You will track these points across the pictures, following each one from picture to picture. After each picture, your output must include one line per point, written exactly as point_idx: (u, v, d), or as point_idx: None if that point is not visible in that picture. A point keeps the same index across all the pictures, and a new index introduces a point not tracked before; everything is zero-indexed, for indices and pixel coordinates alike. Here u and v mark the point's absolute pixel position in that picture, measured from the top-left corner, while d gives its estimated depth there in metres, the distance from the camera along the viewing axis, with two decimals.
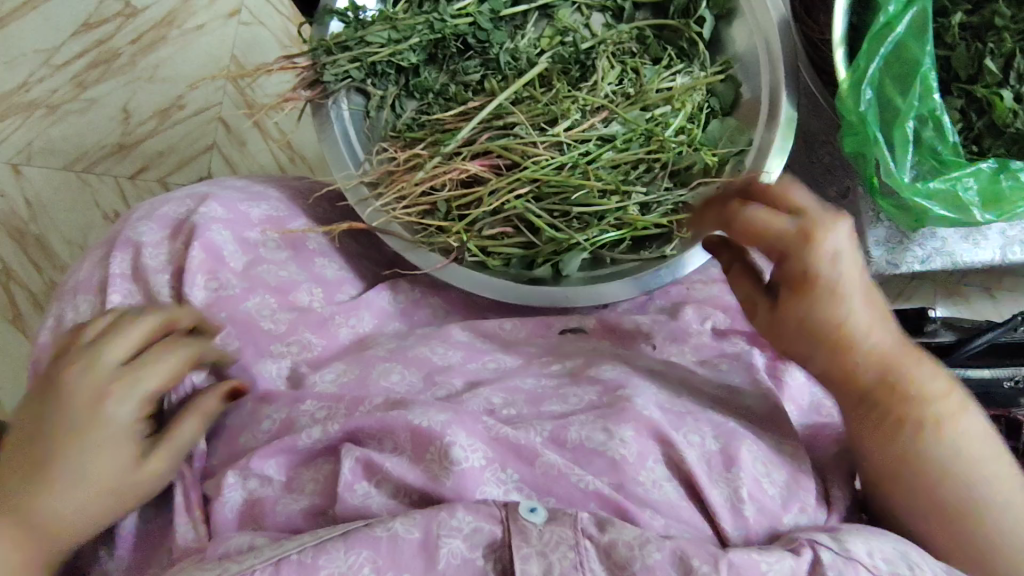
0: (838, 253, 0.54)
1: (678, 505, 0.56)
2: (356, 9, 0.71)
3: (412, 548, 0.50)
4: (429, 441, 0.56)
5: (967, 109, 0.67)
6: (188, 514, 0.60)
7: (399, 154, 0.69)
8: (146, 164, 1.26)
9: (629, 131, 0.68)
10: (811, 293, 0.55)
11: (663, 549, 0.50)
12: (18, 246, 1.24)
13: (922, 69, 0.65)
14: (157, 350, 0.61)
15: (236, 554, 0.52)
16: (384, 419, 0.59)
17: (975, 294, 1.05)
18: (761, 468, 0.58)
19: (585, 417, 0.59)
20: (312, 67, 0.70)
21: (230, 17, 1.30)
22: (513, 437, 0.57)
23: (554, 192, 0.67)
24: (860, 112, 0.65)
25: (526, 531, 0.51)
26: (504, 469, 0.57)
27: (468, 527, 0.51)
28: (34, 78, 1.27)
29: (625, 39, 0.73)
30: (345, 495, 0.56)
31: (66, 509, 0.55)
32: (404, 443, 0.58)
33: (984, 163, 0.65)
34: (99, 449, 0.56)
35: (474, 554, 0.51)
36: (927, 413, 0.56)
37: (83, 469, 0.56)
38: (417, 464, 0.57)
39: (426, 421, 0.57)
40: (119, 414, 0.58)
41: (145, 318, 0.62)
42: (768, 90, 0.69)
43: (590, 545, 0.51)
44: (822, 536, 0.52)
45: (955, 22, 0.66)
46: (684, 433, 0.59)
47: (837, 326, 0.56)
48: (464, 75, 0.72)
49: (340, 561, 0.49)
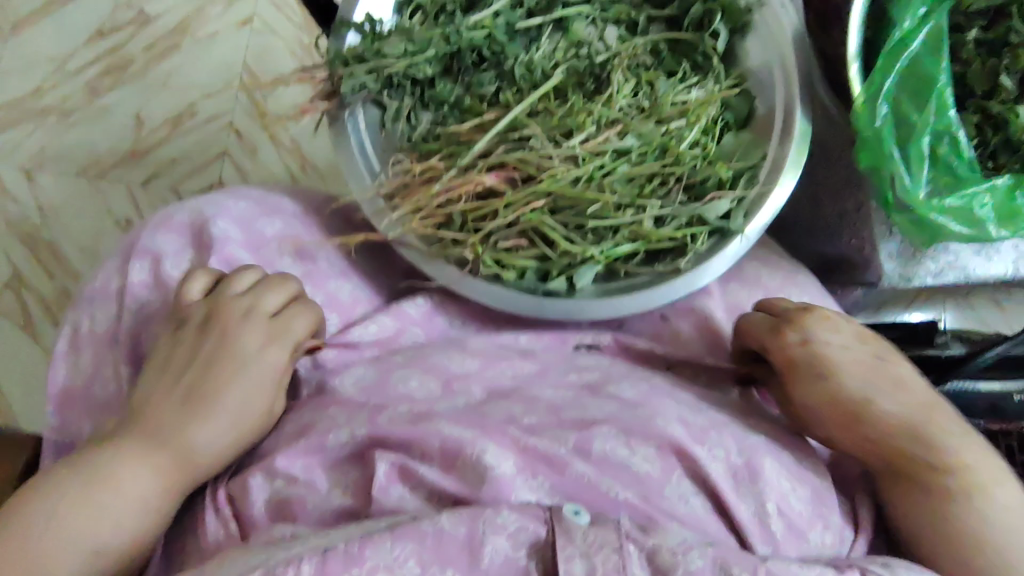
0: (826, 342, 0.64)
1: (702, 517, 0.57)
2: (372, 22, 0.72)
3: (456, 544, 0.51)
4: (461, 451, 0.58)
5: (983, 125, 0.67)
6: (220, 510, 0.60)
7: (415, 165, 0.70)
8: (155, 172, 1.27)
9: (644, 144, 0.69)
10: (800, 369, 0.64)
11: (706, 557, 0.50)
12: (30, 252, 1.24)
13: (938, 85, 0.65)
14: (294, 311, 0.66)
15: (280, 540, 0.54)
16: (412, 428, 0.60)
17: (985, 306, 1.05)
18: (785, 484, 0.59)
19: (607, 430, 0.59)
20: (329, 80, 0.71)
21: (242, 26, 1.31)
22: (539, 447, 0.58)
23: (570, 205, 0.68)
24: (876, 127, 0.66)
25: (570, 531, 0.51)
26: (535, 477, 0.57)
27: (513, 525, 0.52)
28: (47, 85, 1.28)
29: (641, 52, 0.73)
30: (381, 498, 0.57)
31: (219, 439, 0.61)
32: (432, 451, 0.59)
33: (999, 180, 0.65)
34: (241, 392, 0.62)
35: (517, 554, 0.51)
36: (950, 478, 0.58)
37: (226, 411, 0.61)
38: (450, 472, 0.58)
39: (455, 431, 0.59)
40: (274, 358, 0.64)
41: (282, 284, 0.67)
42: (782, 104, 0.70)
43: (634, 549, 0.51)
44: (873, 563, 0.53)
45: (971, 38, 0.66)
46: (708, 445, 0.60)
47: (835, 402, 0.62)
48: (479, 87, 0.72)
49: (387, 552, 0.49)
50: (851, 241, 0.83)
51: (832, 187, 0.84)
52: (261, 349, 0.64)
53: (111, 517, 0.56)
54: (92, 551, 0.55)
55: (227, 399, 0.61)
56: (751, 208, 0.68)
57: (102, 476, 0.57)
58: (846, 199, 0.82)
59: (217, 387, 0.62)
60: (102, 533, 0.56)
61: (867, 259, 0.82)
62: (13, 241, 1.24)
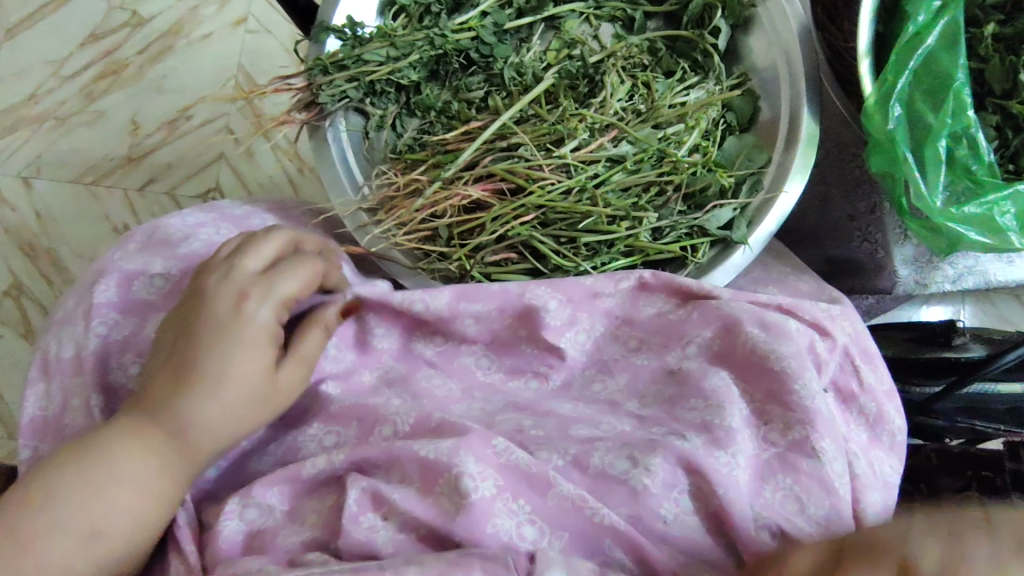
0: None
1: (698, 542, 0.55)
2: (353, 26, 0.68)
3: (424, 571, 0.49)
4: (439, 473, 0.55)
5: (1002, 125, 0.63)
6: (183, 549, 0.56)
7: (398, 178, 0.67)
8: (152, 178, 1.24)
9: (639, 151, 0.65)
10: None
11: None
12: (26, 260, 1.23)
13: (956, 84, 0.61)
14: (281, 267, 0.60)
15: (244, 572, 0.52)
16: (390, 449, 0.58)
17: (1006, 301, 1.00)
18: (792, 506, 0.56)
19: (611, 444, 0.58)
20: (307, 89, 0.68)
21: (235, 26, 1.28)
22: (525, 465, 0.56)
23: (560, 218, 0.64)
24: (887, 130, 0.61)
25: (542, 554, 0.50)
26: (516, 500, 0.55)
27: (482, 574, 0.49)
28: (43, 89, 1.26)
29: (636, 52, 0.69)
30: (349, 529, 0.55)
31: (223, 416, 0.55)
32: (412, 475, 0.57)
33: (1023, 185, 0.60)
34: (235, 359, 0.55)
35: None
36: None
37: (210, 372, 0.55)
38: (426, 496, 0.55)
39: (432, 451, 0.56)
40: (259, 316, 0.57)
41: (273, 238, 0.62)
42: (788, 109, 0.65)
43: None
44: None
45: (988, 33, 0.62)
46: (731, 451, 0.56)
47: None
48: (467, 91, 0.69)
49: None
50: (861, 244, 0.80)
51: (843, 186, 0.78)
52: (245, 308, 0.57)
53: (93, 512, 0.51)
54: (89, 531, 0.50)
55: (218, 373, 0.55)
56: (755, 216, 0.64)
57: (92, 476, 0.52)
58: (856, 202, 0.77)
59: (208, 350, 0.55)
60: (102, 511, 0.51)
61: (879, 263, 0.80)
62: (10, 248, 1.23)
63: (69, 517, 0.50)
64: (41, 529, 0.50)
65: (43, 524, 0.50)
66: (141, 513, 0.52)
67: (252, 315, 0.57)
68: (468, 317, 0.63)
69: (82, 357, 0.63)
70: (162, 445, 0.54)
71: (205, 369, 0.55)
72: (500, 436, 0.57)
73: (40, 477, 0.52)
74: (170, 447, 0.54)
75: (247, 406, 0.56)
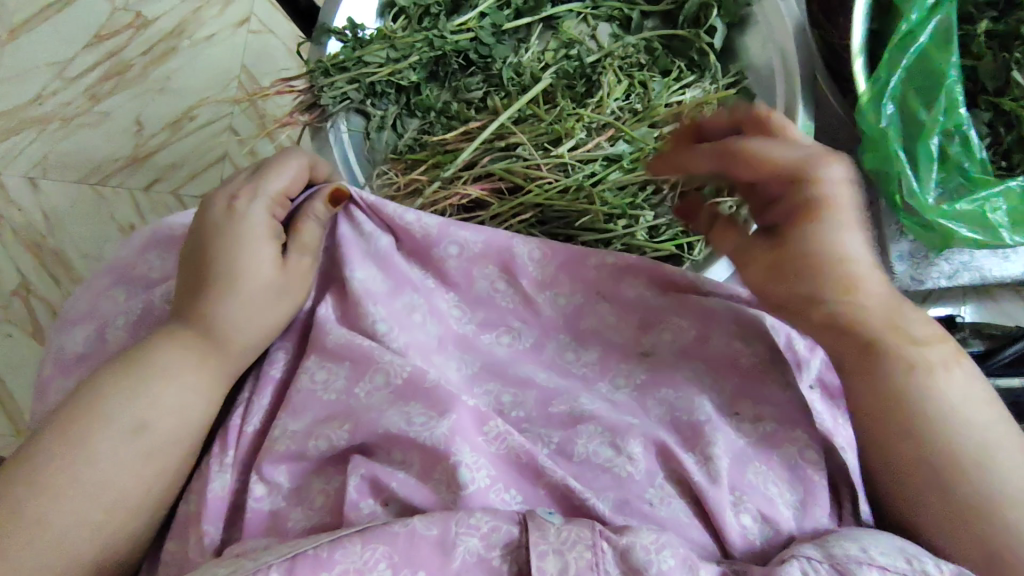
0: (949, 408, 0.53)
1: (684, 523, 0.56)
2: (354, 28, 0.69)
3: (428, 545, 0.51)
4: (439, 458, 0.56)
5: (995, 122, 0.64)
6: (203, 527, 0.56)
7: (400, 179, 0.69)
8: (157, 176, 1.25)
9: (636, 150, 0.66)
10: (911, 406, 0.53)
11: (677, 555, 0.50)
12: (34, 259, 1.24)
13: (949, 81, 0.62)
14: (275, 167, 0.62)
15: (252, 552, 0.53)
16: (388, 433, 0.57)
17: None
18: (772, 489, 0.57)
19: (594, 428, 0.59)
20: (309, 91, 0.69)
21: (238, 26, 1.29)
22: (515, 450, 0.58)
23: (558, 216, 0.66)
24: (882, 128, 0.62)
25: (543, 528, 0.52)
26: (509, 490, 0.57)
27: (487, 526, 0.52)
28: (48, 91, 1.28)
29: (632, 52, 0.70)
30: (351, 513, 0.55)
31: (247, 305, 0.58)
32: (412, 457, 0.57)
33: (1013, 182, 0.61)
34: (249, 251, 0.59)
35: (490, 554, 0.51)
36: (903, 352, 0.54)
37: (228, 269, 0.58)
38: (426, 482, 0.56)
39: (428, 437, 0.56)
40: (255, 212, 0.60)
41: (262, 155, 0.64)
42: (783, 107, 0.66)
43: (608, 546, 0.51)
44: (809, 549, 0.50)
45: (982, 30, 0.63)
46: (707, 451, 0.58)
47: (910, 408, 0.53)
48: (467, 92, 0.70)
49: (356, 555, 0.50)
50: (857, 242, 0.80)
51: (840, 183, 0.80)
52: (242, 207, 0.60)
53: (139, 404, 0.55)
54: (137, 423, 0.55)
55: (232, 269, 0.58)
56: None
57: (137, 371, 0.57)
58: None
59: (220, 249, 0.59)
60: (146, 405, 0.56)
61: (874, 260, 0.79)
62: (18, 248, 1.25)
63: (116, 415, 0.55)
64: (98, 418, 0.54)
65: (102, 419, 0.55)
66: (182, 402, 0.57)
67: (252, 211, 0.60)
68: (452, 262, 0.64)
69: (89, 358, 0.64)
70: (196, 339, 0.58)
71: (222, 264, 0.58)
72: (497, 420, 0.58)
73: (90, 387, 0.56)
74: (202, 344, 0.58)
75: (269, 292, 0.59)
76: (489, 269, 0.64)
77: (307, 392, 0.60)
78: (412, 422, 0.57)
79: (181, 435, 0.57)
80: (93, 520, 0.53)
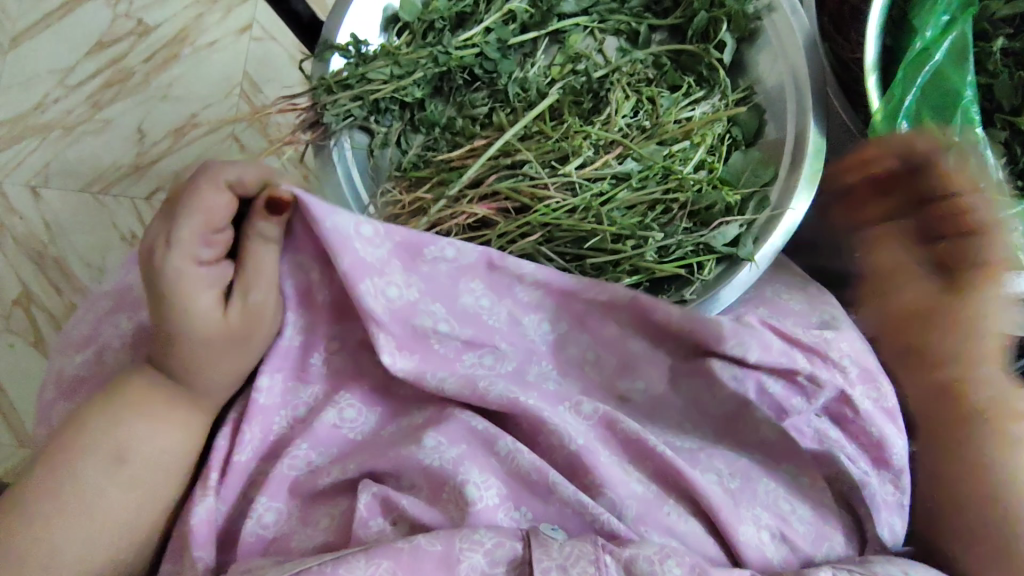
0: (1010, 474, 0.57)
1: (702, 539, 0.56)
2: (358, 44, 0.68)
3: (432, 561, 0.49)
4: (445, 479, 0.55)
5: (1011, 142, 0.63)
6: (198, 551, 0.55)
7: (403, 197, 0.67)
8: (160, 185, 1.24)
9: (645, 168, 0.65)
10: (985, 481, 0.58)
11: (684, 563, 0.51)
12: (37, 269, 1.24)
13: (965, 100, 0.61)
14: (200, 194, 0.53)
15: (257, 570, 0.51)
16: (398, 459, 0.56)
17: None
18: (783, 508, 0.59)
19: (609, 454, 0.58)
20: (311, 108, 0.68)
21: (241, 33, 1.28)
22: (526, 472, 0.56)
23: (566, 236, 0.64)
24: (896, 146, 0.61)
25: (545, 545, 0.51)
26: (518, 507, 0.56)
27: (490, 542, 0.51)
28: (49, 98, 1.27)
29: (641, 67, 0.69)
30: (360, 531, 0.54)
31: (209, 350, 0.56)
32: (420, 482, 0.56)
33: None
34: (202, 295, 0.55)
35: (495, 570, 0.50)
36: (1002, 419, 0.59)
37: (183, 313, 0.55)
38: (434, 504, 0.55)
39: (436, 459, 0.55)
40: (189, 255, 0.54)
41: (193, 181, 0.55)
42: (794, 127, 0.65)
43: (611, 561, 0.51)
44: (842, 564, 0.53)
45: (997, 48, 0.62)
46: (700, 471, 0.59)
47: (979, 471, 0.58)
48: (471, 108, 0.69)
49: (361, 570, 0.49)
50: None
51: None
52: (179, 249, 0.53)
53: (117, 436, 0.55)
54: (116, 454, 0.55)
55: (183, 315, 0.55)
56: (762, 232, 0.64)
57: (111, 411, 0.55)
58: None
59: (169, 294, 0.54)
60: (122, 437, 0.55)
61: None
62: (21, 258, 1.24)
63: (93, 453, 0.54)
64: (78, 455, 0.54)
65: (84, 456, 0.54)
66: (156, 436, 0.56)
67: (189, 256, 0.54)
68: (428, 267, 0.58)
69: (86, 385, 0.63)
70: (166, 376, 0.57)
71: (173, 308, 0.54)
72: (506, 439, 0.57)
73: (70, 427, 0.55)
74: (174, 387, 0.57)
75: (226, 337, 0.56)
76: (477, 282, 0.59)
77: (332, 425, 0.59)
78: (424, 448, 0.56)
79: (161, 464, 0.56)
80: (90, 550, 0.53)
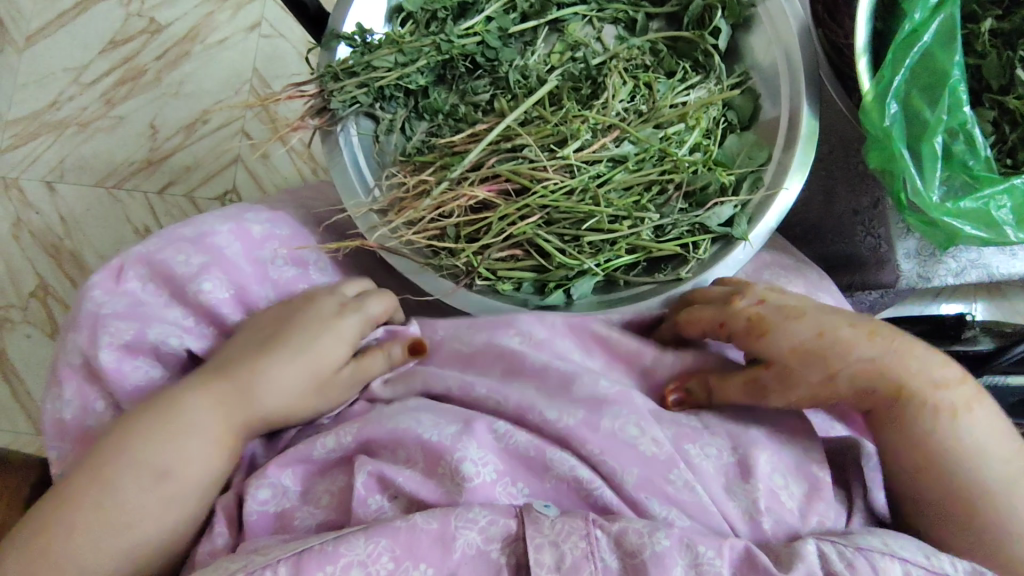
0: (957, 440, 0.56)
1: (706, 508, 0.56)
2: (362, 33, 0.70)
3: (429, 539, 0.51)
4: (442, 455, 0.57)
5: (999, 120, 0.64)
6: (211, 531, 0.58)
7: (408, 180, 0.69)
8: (172, 179, 1.27)
9: (640, 151, 0.67)
10: (908, 452, 0.58)
11: (671, 536, 0.52)
12: (53, 262, 1.27)
13: (952, 81, 0.62)
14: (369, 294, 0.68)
15: (263, 547, 0.53)
16: (396, 430, 0.60)
17: (1018, 296, 0.99)
18: (778, 479, 0.59)
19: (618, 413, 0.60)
20: (319, 95, 0.70)
21: (251, 30, 1.31)
22: (524, 447, 0.59)
23: (565, 217, 0.66)
24: (886, 126, 0.62)
25: (538, 522, 0.53)
26: (516, 483, 0.58)
27: (484, 520, 0.53)
28: (64, 96, 1.30)
29: (637, 53, 0.71)
30: (359, 509, 0.56)
31: (280, 395, 0.61)
32: (417, 456, 0.59)
33: (1018, 180, 0.61)
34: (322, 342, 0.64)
35: (490, 547, 0.52)
36: (939, 398, 0.57)
37: (297, 349, 0.63)
38: (430, 478, 0.57)
39: (435, 434, 0.59)
40: (335, 351, 0.64)
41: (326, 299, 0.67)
42: (788, 108, 0.66)
43: (602, 535, 0.52)
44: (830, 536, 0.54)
45: (986, 29, 0.63)
46: (700, 445, 0.60)
47: (922, 461, 0.57)
48: (473, 95, 0.72)
49: (360, 548, 0.51)
50: (866, 238, 0.80)
51: (849, 181, 0.79)
52: (343, 315, 0.65)
53: (166, 453, 0.56)
54: (160, 471, 0.55)
55: (305, 347, 0.63)
56: (755, 212, 0.65)
57: (165, 420, 0.57)
58: (859, 196, 0.79)
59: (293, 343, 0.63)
60: (174, 456, 0.56)
61: (882, 258, 0.80)
62: (36, 250, 1.27)
63: (142, 463, 0.55)
64: (120, 467, 0.55)
65: (129, 464, 0.55)
66: (209, 457, 0.58)
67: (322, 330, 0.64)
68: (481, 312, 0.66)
69: (92, 364, 0.63)
70: (228, 385, 0.60)
71: (299, 344, 0.63)
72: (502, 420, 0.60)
73: (127, 435, 0.56)
74: (225, 401, 0.59)
75: (310, 386, 0.63)
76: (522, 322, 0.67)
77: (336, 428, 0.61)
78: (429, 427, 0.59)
79: (209, 481, 0.58)
80: (95, 564, 0.53)
